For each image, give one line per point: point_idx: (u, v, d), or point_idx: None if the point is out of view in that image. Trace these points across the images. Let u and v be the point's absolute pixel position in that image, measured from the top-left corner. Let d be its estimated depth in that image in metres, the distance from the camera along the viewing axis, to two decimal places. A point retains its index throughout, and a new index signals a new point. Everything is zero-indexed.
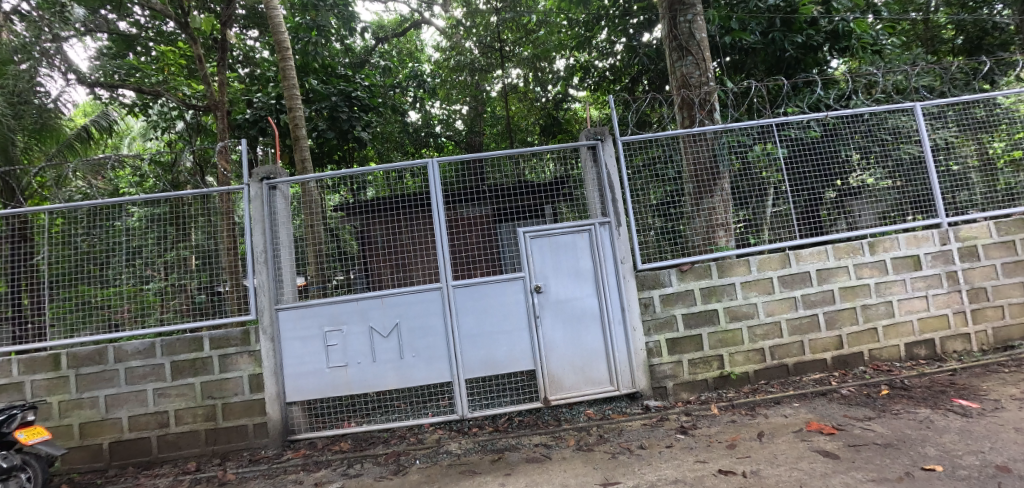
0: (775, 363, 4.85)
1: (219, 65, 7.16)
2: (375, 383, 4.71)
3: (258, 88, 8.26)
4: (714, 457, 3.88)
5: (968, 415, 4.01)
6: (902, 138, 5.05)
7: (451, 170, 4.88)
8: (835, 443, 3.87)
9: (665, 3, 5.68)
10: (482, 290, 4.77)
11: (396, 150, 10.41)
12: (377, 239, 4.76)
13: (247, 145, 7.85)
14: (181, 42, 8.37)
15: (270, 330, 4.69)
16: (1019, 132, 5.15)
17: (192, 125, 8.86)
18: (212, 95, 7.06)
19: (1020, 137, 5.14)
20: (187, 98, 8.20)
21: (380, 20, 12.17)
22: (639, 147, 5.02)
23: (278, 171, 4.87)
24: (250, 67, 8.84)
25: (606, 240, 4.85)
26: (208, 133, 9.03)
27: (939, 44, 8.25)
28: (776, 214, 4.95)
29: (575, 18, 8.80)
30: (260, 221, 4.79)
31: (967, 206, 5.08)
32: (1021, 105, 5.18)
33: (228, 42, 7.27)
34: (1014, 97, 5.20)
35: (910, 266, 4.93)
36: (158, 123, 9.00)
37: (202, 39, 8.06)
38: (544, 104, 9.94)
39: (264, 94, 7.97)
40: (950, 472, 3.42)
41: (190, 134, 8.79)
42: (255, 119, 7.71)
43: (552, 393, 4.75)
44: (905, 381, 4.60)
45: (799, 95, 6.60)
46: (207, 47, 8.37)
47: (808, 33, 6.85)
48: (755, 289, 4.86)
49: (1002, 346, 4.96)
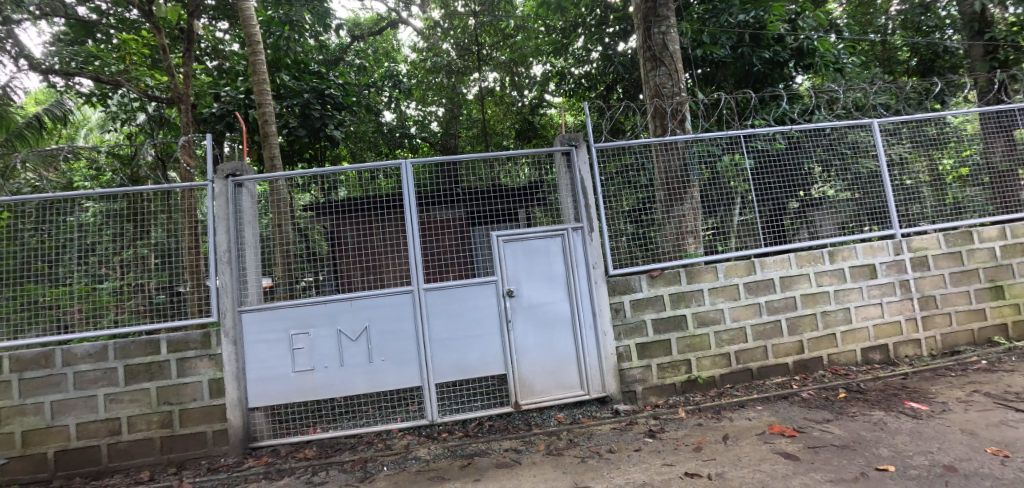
0: (740, 367, 4.99)
1: (185, 56, 6.75)
2: (343, 388, 4.63)
3: (226, 82, 8.01)
4: (681, 460, 3.95)
5: (918, 417, 4.22)
6: (861, 153, 5.28)
7: (424, 172, 4.86)
8: (796, 445, 4.01)
9: (641, 14, 5.75)
10: (455, 294, 4.75)
11: (369, 150, 10.19)
12: (348, 240, 4.70)
13: (212, 140, 7.58)
14: (144, 31, 8.00)
15: (232, 333, 4.56)
16: (966, 150, 5.40)
17: (155, 117, 8.46)
18: (176, 87, 6.66)
19: (967, 154, 5.39)
20: (149, 89, 7.80)
21: (356, 18, 12.11)
22: (613, 154, 5.09)
23: (244, 168, 4.74)
24: (219, 60, 8.41)
25: (578, 245, 4.91)
26: (172, 126, 8.76)
27: (895, 65, 8.73)
28: (743, 223, 5.09)
29: (552, 25, 8.90)
30: (224, 219, 4.65)
31: (919, 219, 5.30)
32: (967, 125, 5.44)
33: (195, 32, 6.97)
34: (962, 116, 5.45)
35: (867, 274, 5.12)
36: (117, 114, 8.47)
37: (167, 28, 7.70)
38: (520, 108, 10.04)
39: (232, 88, 7.71)
40: (901, 472, 3.59)
41: (152, 127, 8.51)
42: (221, 114, 7.37)
43: (522, 397, 4.76)
44: (860, 384, 4.80)
45: (766, 108, 6.84)
46: (173, 37, 8.00)
47: (774, 49, 7.12)
48: (722, 296, 4.98)
49: (949, 351, 5.17)
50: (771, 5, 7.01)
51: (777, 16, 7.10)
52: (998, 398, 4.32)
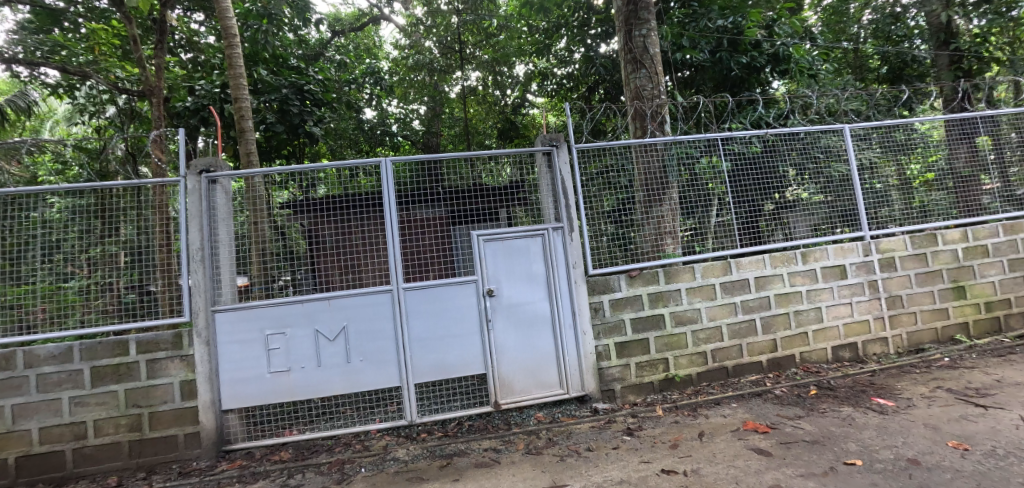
0: (716, 366, 5.09)
1: (158, 48, 6.53)
2: (320, 389, 4.55)
3: (201, 75, 7.82)
4: (658, 457, 4.01)
5: (884, 412, 4.37)
6: (832, 157, 5.45)
7: (406, 170, 4.79)
8: (769, 441, 4.11)
9: (622, 17, 5.82)
10: (434, 293, 4.72)
11: (350, 147, 10.10)
12: (326, 239, 4.66)
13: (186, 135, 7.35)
14: (115, 22, 7.55)
15: (205, 333, 4.44)
16: (932, 156, 5.61)
17: (125, 110, 8.16)
18: (148, 80, 6.45)
19: (933, 160, 5.61)
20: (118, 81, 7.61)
21: (337, 13, 11.95)
22: (594, 155, 5.13)
23: (218, 165, 4.63)
24: (194, 53, 8.17)
25: (558, 244, 4.94)
26: (143, 120, 8.47)
27: (867, 72, 9.02)
28: (720, 224, 5.21)
29: (536, 25, 9.00)
30: (197, 215, 4.50)
31: (887, 221, 5.48)
32: (934, 131, 5.64)
33: (168, 22, 6.74)
34: (928, 123, 5.65)
35: (837, 275, 5.28)
36: (85, 106, 8.16)
37: (138, 19, 7.43)
38: (502, 108, 9.97)
39: (207, 81, 7.49)
40: (868, 465, 3.71)
41: (122, 121, 8.21)
42: (196, 108, 7.20)
43: (502, 397, 4.75)
44: (831, 382, 4.94)
45: (743, 111, 6.97)
46: (145, 27, 7.72)
47: (751, 55, 7.30)
48: (699, 296, 5.07)
49: (914, 349, 5.36)
50: (748, 11, 7.20)
51: (754, 22, 7.32)
52: (959, 394, 4.51)
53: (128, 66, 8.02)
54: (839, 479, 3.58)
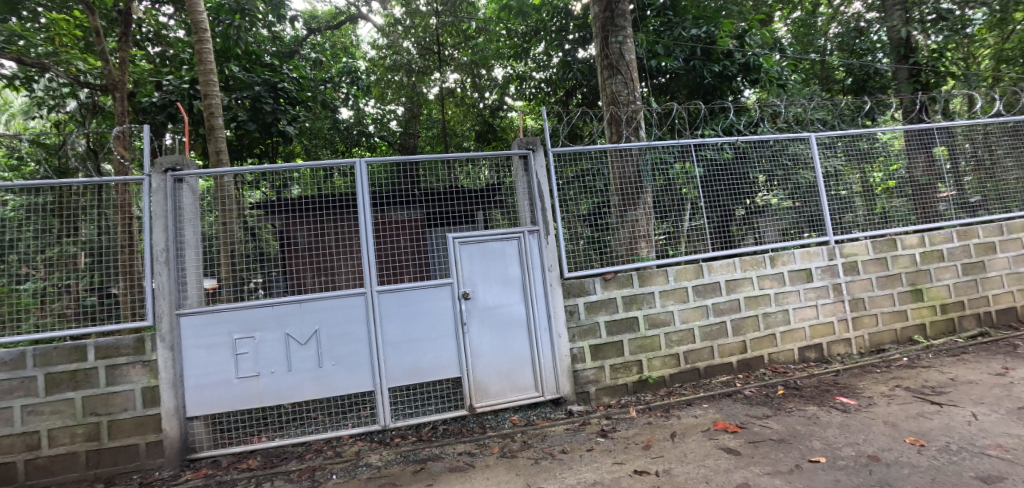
0: (688, 367, 5.19)
1: (122, 40, 6.27)
2: (290, 394, 4.44)
3: (170, 70, 7.56)
4: (631, 458, 4.06)
5: (847, 411, 4.54)
6: (800, 164, 5.62)
7: (382, 172, 4.76)
8: (738, 440, 4.21)
9: (599, 23, 5.89)
10: (409, 296, 4.67)
11: (324, 147, 9.91)
12: (299, 240, 4.54)
13: (152, 132, 7.09)
14: (77, 13, 7.35)
15: (169, 338, 4.29)
16: (893, 164, 5.86)
17: (86, 105, 7.83)
18: (111, 74, 6.19)
19: (895, 169, 5.85)
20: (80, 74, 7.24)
21: (313, 10, 11.80)
22: (571, 159, 5.17)
23: (185, 163, 4.48)
24: (162, 47, 7.89)
25: (534, 247, 4.96)
26: (106, 115, 8.14)
27: (833, 83, 9.40)
28: (693, 228, 5.32)
29: (514, 29, 9.01)
30: (162, 216, 4.35)
31: (851, 226, 5.70)
32: (895, 141, 5.89)
33: (134, 15, 6.48)
34: (890, 133, 5.89)
35: (803, 278, 5.46)
36: (44, 100, 7.80)
37: (102, 9, 7.14)
38: (480, 110, 9.97)
39: (176, 77, 7.25)
40: (831, 463, 3.84)
41: (84, 115, 7.88)
42: (162, 104, 6.91)
43: (477, 400, 4.74)
44: (797, 381, 5.10)
45: (715, 118, 7.14)
46: (109, 18, 7.44)
47: (724, 64, 7.44)
48: (672, 298, 5.17)
49: (875, 349, 5.58)
50: (721, 21, 7.41)
51: (726, 33, 7.46)
52: (917, 393, 4.71)
53: (92, 58, 7.80)
54: (804, 477, 3.69)
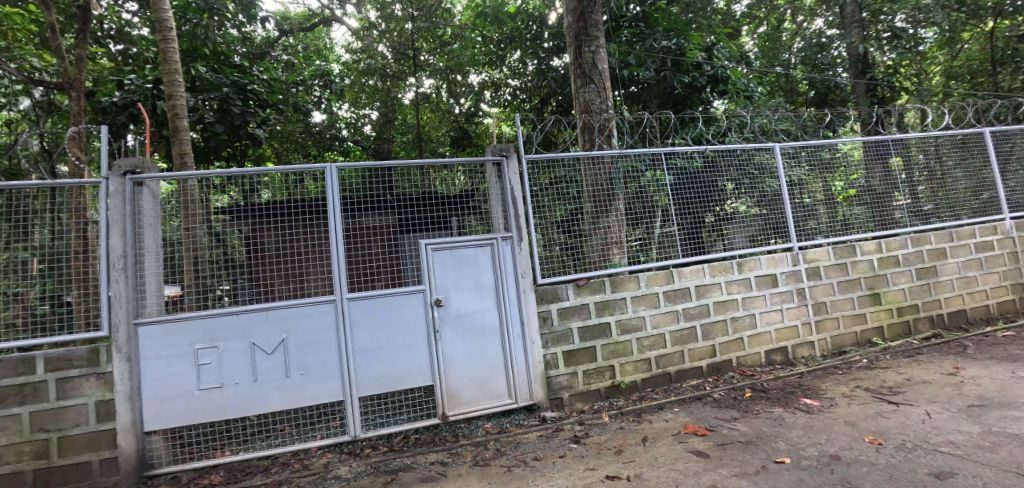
0: (659, 371, 5.27)
1: (80, 37, 6.02)
2: (255, 406, 4.30)
3: (132, 69, 7.28)
4: (603, 463, 4.09)
5: (810, 412, 4.69)
6: (766, 174, 5.83)
7: (355, 177, 4.66)
8: (707, 443, 4.29)
9: (573, 32, 5.97)
10: (381, 303, 4.60)
11: (295, 151, 10.09)
12: (268, 245, 4.41)
13: (112, 133, 6.82)
14: (32, 5, 7.06)
15: (126, 349, 4.12)
16: (854, 174, 6.12)
17: (41, 103, 7.49)
18: (67, 71, 5.92)
19: (855, 178, 6.11)
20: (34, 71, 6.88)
21: (286, 11, 11.66)
22: (545, 166, 5.21)
23: (146, 166, 4.30)
24: (125, 44, 7.60)
25: (507, 254, 4.96)
26: (62, 114, 7.80)
27: (796, 96, 9.78)
28: (664, 234, 5.44)
29: (489, 36, 9.04)
30: (119, 221, 4.18)
31: (815, 233, 5.93)
32: (855, 152, 6.16)
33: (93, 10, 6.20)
34: (850, 144, 6.16)
35: (769, 283, 5.64)
36: None
37: (61, 4, 6.85)
38: (456, 116, 10.03)
39: (139, 76, 6.98)
40: (795, 463, 3.95)
41: (38, 114, 7.53)
42: (123, 104, 6.68)
43: (449, 408, 4.68)
44: (764, 384, 5.25)
45: (684, 128, 7.32)
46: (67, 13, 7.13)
47: (693, 75, 7.68)
48: (643, 304, 5.24)
49: (837, 351, 5.80)
50: (691, 34, 7.62)
51: (695, 45, 7.69)
52: (875, 393, 4.91)
53: (46, 55, 7.38)
54: (770, 477, 3.79)
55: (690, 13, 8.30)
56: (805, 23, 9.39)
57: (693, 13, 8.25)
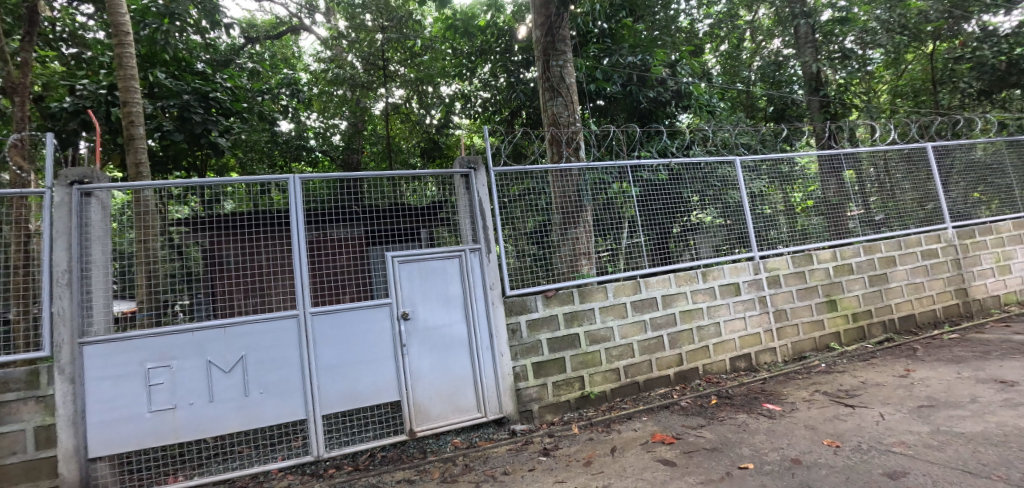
0: (628, 381, 5.33)
1: (26, 39, 5.71)
2: (211, 427, 4.10)
3: (85, 74, 6.92)
4: (572, 476, 4.08)
5: (773, 417, 4.83)
6: (729, 185, 6.04)
7: (323, 188, 4.58)
8: (674, 451, 4.35)
9: (540, 47, 6.08)
10: (346, 317, 4.48)
11: (261, 162, 9.83)
12: (228, 259, 4.31)
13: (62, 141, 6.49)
14: None
15: (69, 370, 3.88)
16: (811, 186, 6.42)
17: None
18: (11, 75, 5.59)
19: (812, 189, 6.41)
20: None
21: (252, 19, 11.49)
22: (515, 178, 5.24)
23: (95, 175, 4.08)
24: (78, 48, 7.31)
25: (475, 266, 4.94)
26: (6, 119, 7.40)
27: (756, 111, 10.22)
28: (631, 245, 5.54)
29: (460, 48, 9.09)
30: (64, 233, 3.96)
31: (776, 242, 6.17)
32: (812, 165, 6.47)
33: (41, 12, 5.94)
34: (807, 158, 6.48)
35: (732, 292, 5.81)
36: None
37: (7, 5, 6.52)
38: (427, 127, 9.95)
39: (92, 81, 6.67)
40: (758, 468, 4.04)
41: None
42: (73, 110, 6.35)
43: (417, 424, 4.58)
44: (728, 391, 5.38)
45: (649, 141, 7.52)
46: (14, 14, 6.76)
47: (658, 90, 7.92)
48: (611, 314, 5.31)
49: (797, 357, 6.01)
50: (655, 51, 7.85)
51: (660, 61, 7.91)
52: (833, 396, 5.10)
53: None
54: (734, 483, 3.86)
55: (657, 30, 8.56)
56: (765, 42, 10.00)
57: (659, 31, 8.51)
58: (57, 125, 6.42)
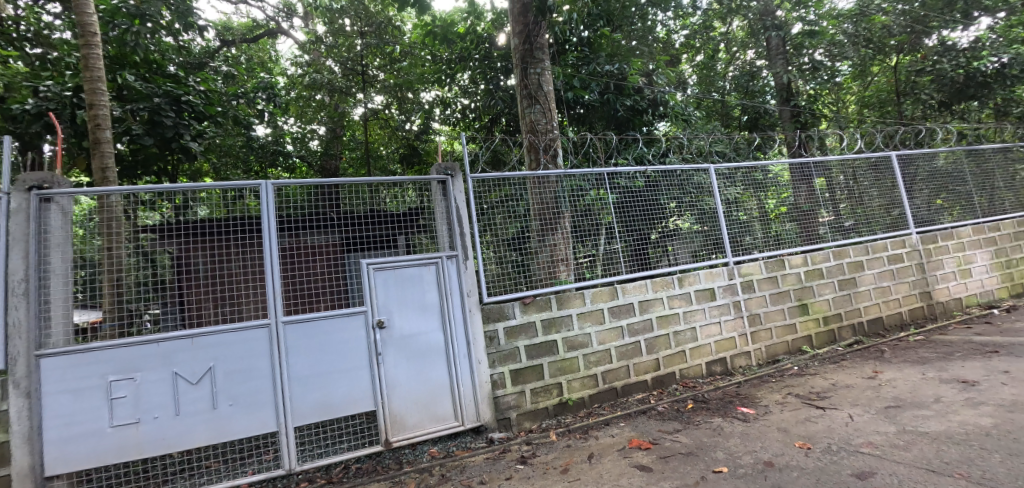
0: (606, 387, 5.36)
1: None
2: (177, 442, 3.97)
3: (49, 75, 6.65)
4: (549, 484, 4.07)
5: (747, 420, 4.91)
6: (704, 192, 6.16)
7: (299, 194, 4.50)
8: (650, 457, 4.39)
9: (519, 55, 6.11)
10: (319, 326, 4.39)
11: (235, 167, 9.36)
12: (200, 267, 4.21)
13: (23, 145, 6.27)
14: None
15: (25, 383, 3.74)
16: (783, 193, 6.60)
17: None
18: None
19: (784, 196, 6.60)
20: None
21: (227, 22, 11.30)
22: (495, 184, 5.24)
23: (55, 180, 3.94)
24: (43, 48, 7.15)
25: (452, 272, 4.90)
26: None
27: (730, 120, 10.48)
28: (609, 251, 5.59)
29: (439, 54, 8.95)
30: (21, 240, 3.81)
31: (751, 247, 6.31)
32: (784, 173, 6.66)
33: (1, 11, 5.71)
34: (779, 166, 6.66)
35: (708, 297, 5.91)
36: None
37: None
38: (406, 134, 10.04)
39: (57, 82, 6.43)
40: (732, 471, 4.10)
41: None
42: (36, 112, 6.16)
43: (392, 434, 4.51)
44: (704, 395, 5.46)
45: (627, 148, 7.62)
46: None
47: (634, 98, 8.06)
48: (589, 320, 5.33)
49: (771, 360, 6.14)
50: (631, 60, 7.98)
51: (636, 70, 8.01)
52: (805, 399, 5.22)
53: None
54: None
55: (636, 40, 8.71)
56: (738, 54, 10.25)
57: (637, 41, 8.66)
58: (18, 128, 6.22)
